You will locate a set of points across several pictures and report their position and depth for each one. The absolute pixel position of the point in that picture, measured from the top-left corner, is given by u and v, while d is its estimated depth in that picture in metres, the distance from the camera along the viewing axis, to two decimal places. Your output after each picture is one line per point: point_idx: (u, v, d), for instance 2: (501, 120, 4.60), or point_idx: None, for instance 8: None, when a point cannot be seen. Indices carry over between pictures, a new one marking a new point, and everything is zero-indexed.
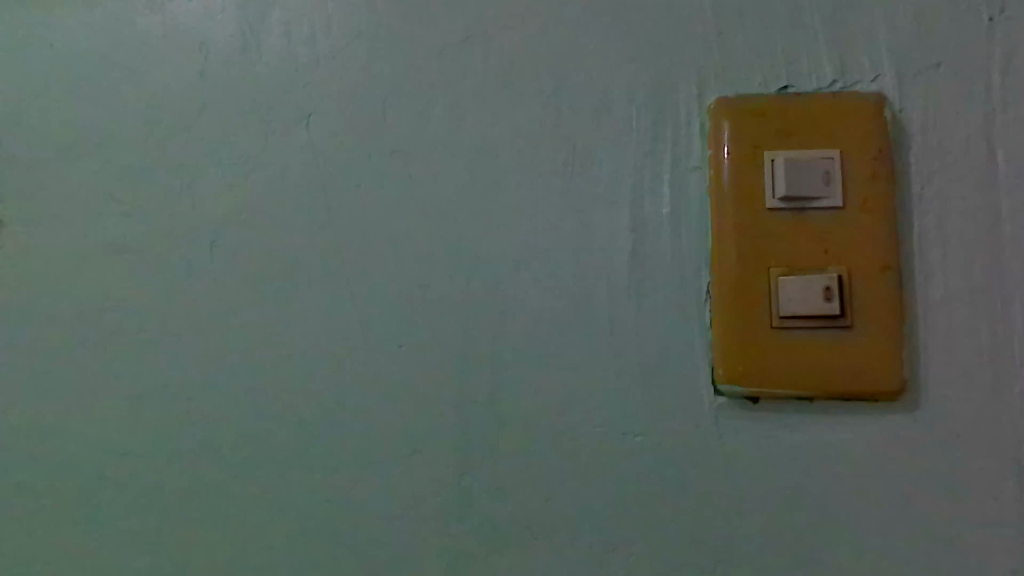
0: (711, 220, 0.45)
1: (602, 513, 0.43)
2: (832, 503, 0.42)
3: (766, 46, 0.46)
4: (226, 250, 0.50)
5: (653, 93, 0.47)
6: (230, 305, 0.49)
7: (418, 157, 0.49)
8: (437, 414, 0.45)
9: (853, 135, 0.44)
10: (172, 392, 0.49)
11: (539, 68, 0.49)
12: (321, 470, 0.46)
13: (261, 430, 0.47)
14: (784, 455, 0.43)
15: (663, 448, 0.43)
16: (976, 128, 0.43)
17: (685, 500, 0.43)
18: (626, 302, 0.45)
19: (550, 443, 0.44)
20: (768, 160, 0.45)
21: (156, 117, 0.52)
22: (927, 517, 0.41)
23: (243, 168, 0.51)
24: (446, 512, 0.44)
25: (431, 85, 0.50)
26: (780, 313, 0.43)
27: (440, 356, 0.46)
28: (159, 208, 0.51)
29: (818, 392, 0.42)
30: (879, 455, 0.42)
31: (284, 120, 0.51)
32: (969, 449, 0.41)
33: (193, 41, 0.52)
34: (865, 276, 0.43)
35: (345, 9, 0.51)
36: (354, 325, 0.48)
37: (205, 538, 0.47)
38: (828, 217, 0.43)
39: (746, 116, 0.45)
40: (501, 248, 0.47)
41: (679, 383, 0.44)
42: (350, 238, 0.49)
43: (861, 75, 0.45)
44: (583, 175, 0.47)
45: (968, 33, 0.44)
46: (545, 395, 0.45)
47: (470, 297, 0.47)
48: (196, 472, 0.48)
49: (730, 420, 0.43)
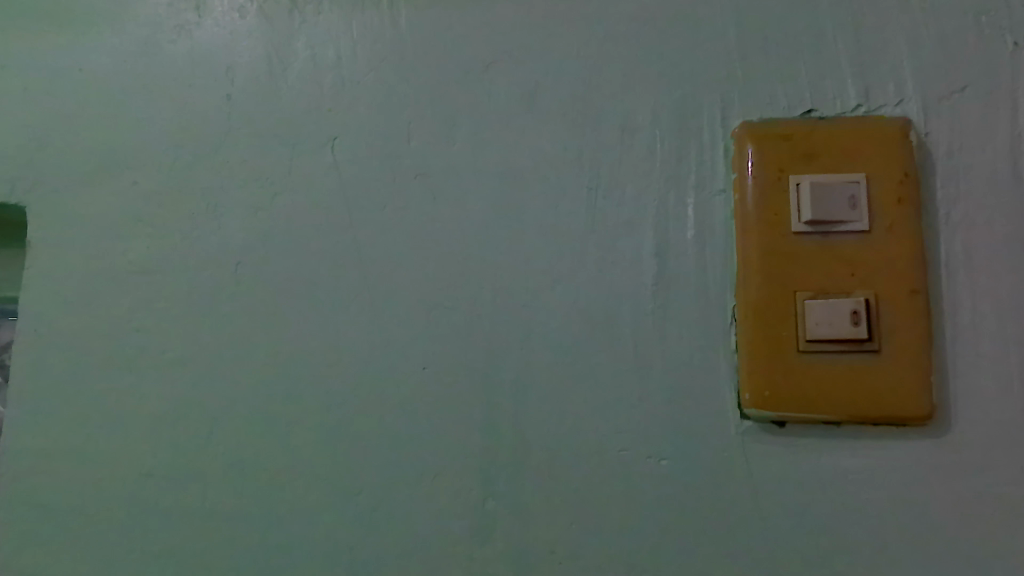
0: (736, 244, 0.45)
1: (626, 534, 0.44)
2: (857, 528, 0.42)
3: (791, 72, 0.47)
4: (251, 270, 0.52)
5: (675, 118, 0.48)
6: (254, 324, 0.51)
7: (439, 179, 0.51)
8: (464, 436, 0.47)
9: (878, 160, 0.44)
10: (206, 413, 0.51)
11: (558, 93, 0.50)
12: (347, 488, 0.48)
13: (288, 449, 0.49)
14: (810, 477, 0.43)
15: (687, 470, 0.44)
16: (1002, 151, 0.44)
17: (709, 522, 0.43)
18: (650, 326, 0.46)
19: (575, 465, 0.45)
20: (793, 183, 0.45)
21: (183, 140, 0.55)
22: (955, 541, 0.41)
23: (266, 190, 0.53)
24: (472, 531, 0.45)
25: (452, 108, 0.52)
26: (805, 338, 0.43)
27: (467, 378, 0.47)
28: (184, 230, 0.54)
29: (845, 416, 0.42)
30: (907, 479, 0.42)
31: (311, 143, 0.53)
32: (999, 473, 0.41)
33: (230, 71, 0.56)
34: (893, 300, 0.43)
35: (370, 35, 0.54)
36: (380, 345, 0.49)
37: (227, 554, 0.49)
38: (855, 240, 0.43)
39: (772, 140, 0.46)
40: (523, 271, 0.48)
41: (703, 406, 0.45)
42: (373, 260, 0.50)
43: (886, 99, 0.46)
44: (605, 198, 0.48)
45: (993, 58, 0.46)
46: (569, 418, 0.46)
47: (494, 319, 0.48)
48: (221, 489, 0.49)
49: (755, 443, 0.44)
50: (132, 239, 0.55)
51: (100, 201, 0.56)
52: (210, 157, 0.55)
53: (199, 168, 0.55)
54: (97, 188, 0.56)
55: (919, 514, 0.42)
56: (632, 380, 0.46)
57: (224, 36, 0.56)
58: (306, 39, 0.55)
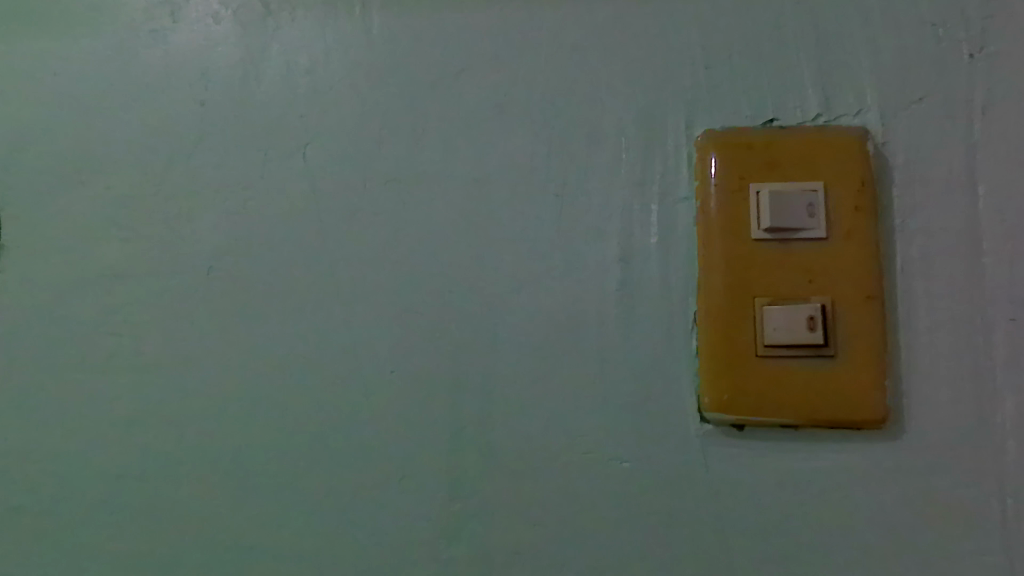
0: (698, 250, 0.46)
1: (588, 534, 0.45)
2: (813, 527, 0.43)
3: (753, 82, 0.48)
4: (223, 274, 0.53)
5: (641, 126, 0.49)
6: (226, 326, 0.52)
7: (409, 185, 0.51)
8: (431, 438, 0.47)
9: (837, 169, 0.45)
10: (178, 415, 0.51)
11: (526, 100, 0.51)
12: (316, 489, 0.48)
13: (258, 451, 0.50)
14: (768, 479, 0.44)
15: (649, 472, 0.45)
16: (958, 160, 0.45)
17: (669, 522, 0.44)
18: (615, 330, 0.47)
19: (539, 467, 0.46)
20: (753, 191, 0.46)
21: (157, 145, 0.56)
22: (906, 540, 0.42)
23: (239, 195, 0.54)
24: (438, 531, 0.46)
25: (422, 114, 0.52)
26: (764, 342, 0.44)
27: (434, 381, 0.48)
28: (157, 234, 0.54)
29: (802, 420, 0.43)
30: (862, 480, 0.43)
31: (283, 148, 0.54)
32: (951, 474, 0.42)
33: (204, 76, 0.56)
34: (849, 306, 0.44)
35: (343, 41, 0.54)
36: (349, 348, 0.50)
37: (197, 555, 0.49)
38: (812, 248, 0.44)
39: (734, 149, 0.47)
40: (491, 276, 0.49)
41: (666, 409, 0.45)
42: (343, 264, 0.51)
43: (846, 109, 0.47)
44: (571, 205, 0.49)
45: (950, 68, 0.47)
46: (534, 420, 0.47)
47: (462, 323, 0.49)
48: (191, 490, 0.50)
49: (715, 445, 0.44)
50: (105, 242, 0.55)
51: (73, 206, 0.56)
52: (183, 162, 0.55)
53: (173, 173, 0.55)
54: (71, 193, 0.56)
55: (873, 514, 0.43)
56: (596, 383, 0.46)
57: (198, 42, 0.57)
58: (279, 45, 0.55)
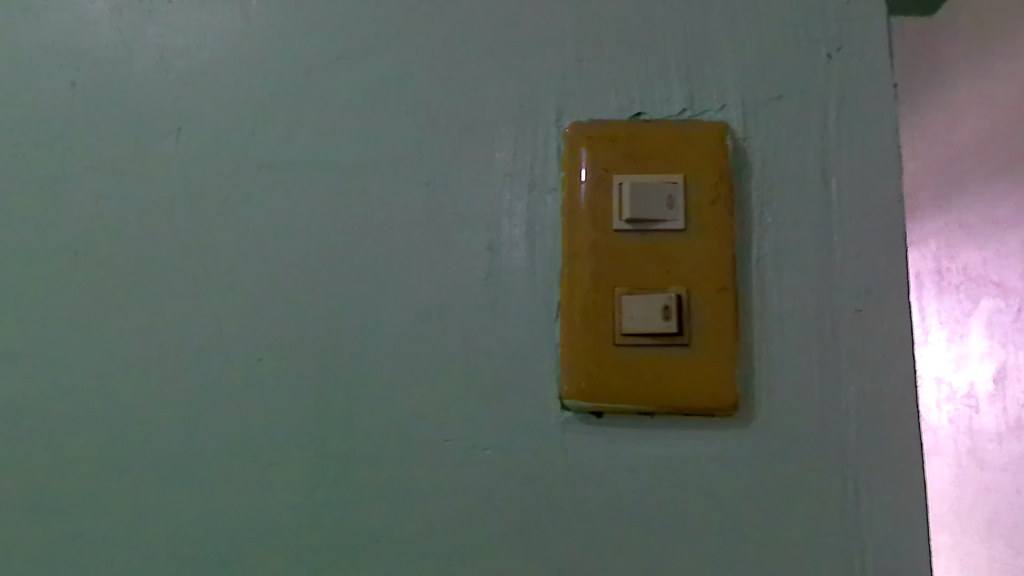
0: (564, 240, 0.47)
1: (448, 523, 0.45)
2: (666, 514, 0.44)
3: (622, 75, 0.49)
4: (89, 259, 0.51)
5: (513, 116, 0.50)
6: (89, 313, 0.50)
7: (281, 170, 0.51)
8: (296, 428, 0.47)
9: (697, 161, 0.46)
10: (35, 406, 0.50)
11: (402, 88, 0.51)
12: (177, 482, 0.47)
13: (119, 443, 0.48)
14: (624, 466, 0.44)
15: (509, 460, 0.45)
16: (813, 156, 0.47)
17: (528, 509, 0.45)
18: (481, 318, 0.47)
19: (402, 456, 0.46)
20: (616, 182, 0.46)
21: (24, 124, 0.54)
22: (754, 524, 0.43)
23: (108, 178, 0.52)
24: (299, 522, 0.46)
25: (299, 100, 0.52)
26: (621, 331, 0.45)
27: (301, 369, 0.48)
28: (22, 216, 0.53)
29: (657, 407, 0.44)
30: (712, 466, 0.44)
31: (156, 131, 0.53)
32: (797, 460, 0.44)
33: (77, 56, 0.55)
34: (704, 296, 0.45)
35: (221, 24, 0.54)
36: (216, 336, 0.49)
37: (49, 552, 0.47)
38: (671, 239, 0.45)
39: (600, 140, 0.47)
40: (361, 264, 0.49)
41: (528, 398, 0.46)
42: (213, 249, 0.50)
43: (709, 104, 0.48)
44: (443, 193, 0.49)
45: (808, 67, 0.48)
46: (398, 408, 0.47)
47: (331, 311, 0.48)
48: (47, 484, 0.48)
49: (574, 433, 0.45)
50: None
51: None
52: (52, 142, 0.54)
53: (41, 153, 0.54)
54: None
55: (723, 501, 0.44)
56: (461, 373, 0.47)
57: (72, 21, 0.55)
58: (156, 26, 0.54)
